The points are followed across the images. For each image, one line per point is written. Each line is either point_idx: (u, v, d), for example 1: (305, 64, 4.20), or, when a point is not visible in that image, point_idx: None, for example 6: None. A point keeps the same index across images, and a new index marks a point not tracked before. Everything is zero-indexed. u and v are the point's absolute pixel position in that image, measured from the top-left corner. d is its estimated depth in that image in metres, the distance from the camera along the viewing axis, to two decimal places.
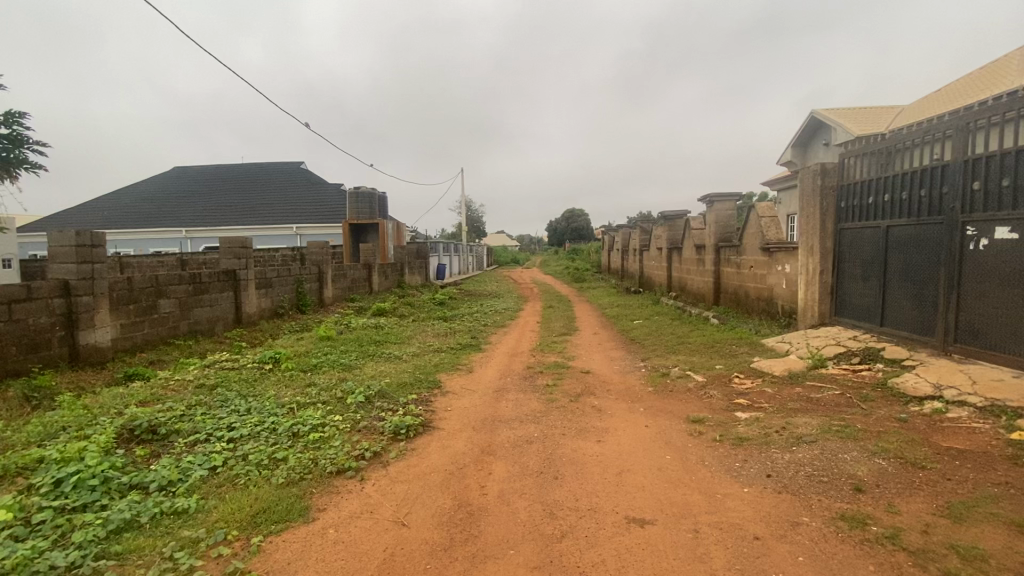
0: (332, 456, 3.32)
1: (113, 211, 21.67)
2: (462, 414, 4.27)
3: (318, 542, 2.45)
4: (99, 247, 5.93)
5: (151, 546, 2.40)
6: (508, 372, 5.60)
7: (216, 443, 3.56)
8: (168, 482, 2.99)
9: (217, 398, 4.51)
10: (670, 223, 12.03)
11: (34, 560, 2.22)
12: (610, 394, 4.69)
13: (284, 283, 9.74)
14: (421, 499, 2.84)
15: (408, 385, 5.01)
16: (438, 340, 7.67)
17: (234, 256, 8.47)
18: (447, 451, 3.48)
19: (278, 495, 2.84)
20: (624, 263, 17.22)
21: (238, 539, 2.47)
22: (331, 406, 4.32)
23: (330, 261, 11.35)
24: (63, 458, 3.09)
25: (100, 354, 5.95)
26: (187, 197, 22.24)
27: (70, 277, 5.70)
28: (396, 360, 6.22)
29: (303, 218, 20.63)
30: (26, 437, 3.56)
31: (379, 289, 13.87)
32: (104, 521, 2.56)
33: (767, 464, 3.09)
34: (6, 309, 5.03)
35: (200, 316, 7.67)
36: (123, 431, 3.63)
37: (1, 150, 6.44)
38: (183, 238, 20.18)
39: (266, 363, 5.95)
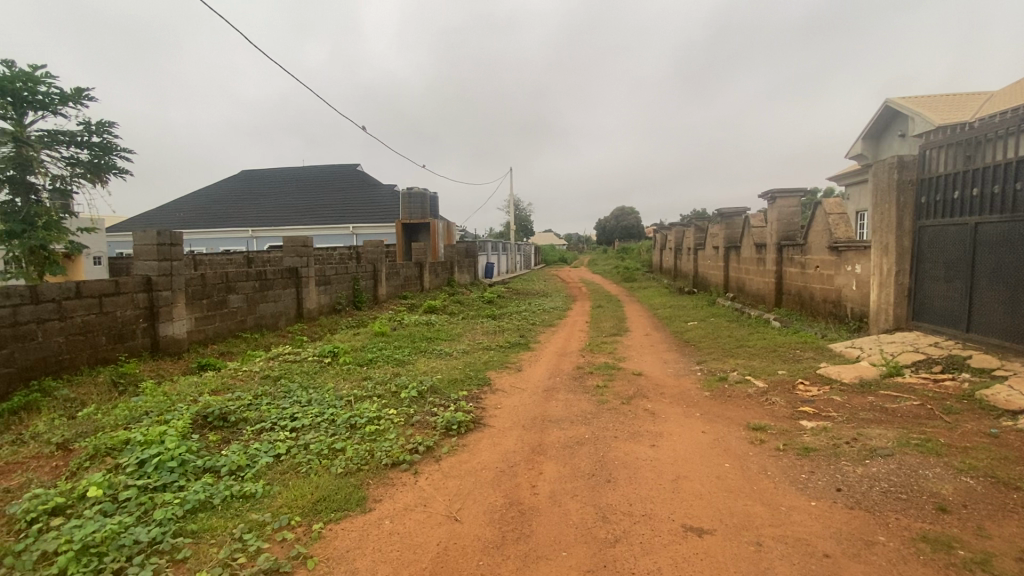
0: (387, 449, 3.41)
1: (189, 212, 23.30)
2: (512, 412, 4.28)
3: (374, 532, 2.51)
4: (177, 245, 6.39)
5: (222, 527, 2.54)
6: (557, 372, 5.58)
7: (280, 431, 3.75)
8: (237, 467, 3.17)
9: (280, 389, 4.75)
10: (728, 221, 11.58)
11: (120, 534, 2.43)
12: (663, 397, 4.55)
13: (342, 280, 10.14)
14: (473, 495, 2.87)
15: (458, 382, 5.07)
16: (487, 338, 7.73)
17: (297, 255, 8.89)
18: (498, 449, 3.49)
19: (337, 484, 2.95)
20: (677, 263, 16.73)
21: (300, 524, 2.58)
22: (385, 400, 4.44)
23: (384, 260, 11.69)
24: (146, 441, 3.35)
25: (177, 345, 6.42)
26: (254, 199, 23.58)
27: (152, 274, 6.16)
28: (447, 357, 6.35)
29: (359, 218, 21.37)
30: (115, 420, 3.89)
31: (430, 287, 14.16)
32: (181, 501, 2.74)
33: (836, 478, 2.89)
34: (98, 303, 5.51)
35: (265, 311, 8.11)
36: (198, 417, 3.89)
37: (92, 157, 7.06)
38: (249, 237, 21.45)
39: (325, 356, 6.21)
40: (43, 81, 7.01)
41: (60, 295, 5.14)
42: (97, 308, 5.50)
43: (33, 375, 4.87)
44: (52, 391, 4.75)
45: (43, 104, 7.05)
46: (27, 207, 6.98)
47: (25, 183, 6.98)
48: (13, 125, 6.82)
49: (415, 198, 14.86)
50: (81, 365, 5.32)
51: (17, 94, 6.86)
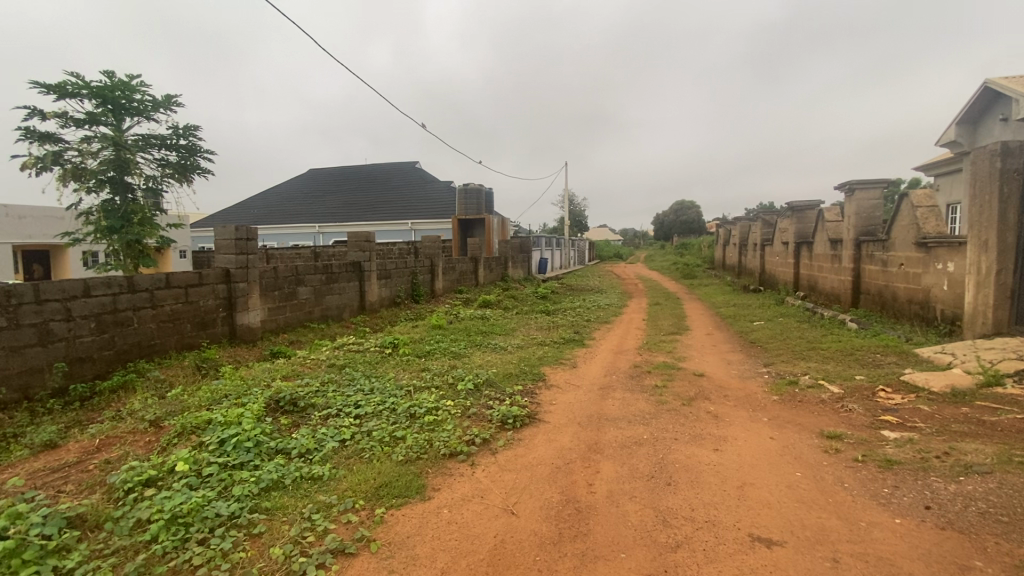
0: (445, 439, 3.48)
1: (262, 209, 24.83)
2: (568, 409, 4.24)
3: (433, 521, 2.57)
4: (253, 240, 6.82)
5: (294, 506, 2.69)
6: (614, 370, 5.47)
7: (345, 418, 3.92)
8: (306, 449, 3.34)
9: (345, 378, 4.97)
10: (799, 216, 10.90)
11: (204, 507, 2.63)
12: (727, 400, 4.35)
13: (401, 274, 10.46)
14: (529, 490, 2.87)
15: (513, 376, 5.09)
16: (542, 333, 7.71)
17: (360, 249, 9.25)
18: (554, 445, 3.47)
19: (398, 471, 3.04)
20: (742, 259, 15.96)
21: (364, 508, 2.68)
22: (443, 391, 4.54)
23: (441, 254, 11.92)
24: (226, 421, 3.61)
25: (252, 333, 6.87)
26: (320, 196, 24.79)
27: (231, 266, 6.62)
28: (502, 351, 6.39)
29: (417, 214, 21.95)
30: (198, 401, 4.21)
31: (485, 282, 14.33)
32: (256, 479, 2.93)
33: (925, 495, 2.65)
34: (184, 292, 5.98)
35: (331, 303, 8.50)
36: (271, 402, 4.14)
37: (180, 158, 7.66)
38: (316, 233, 22.58)
39: (386, 347, 6.43)
40: (138, 89, 7.67)
41: (152, 285, 5.62)
42: (183, 297, 5.97)
43: (130, 357, 5.37)
44: (144, 372, 5.22)
45: (138, 110, 7.71)
46: (125, 204, 7.67)
47: (123, 182, 7.67)
48: (113, 130, 7.51)
49: (471, 194, 15.10)
50: (169, 349, 5.80)
51: (116, 101, 7.54)
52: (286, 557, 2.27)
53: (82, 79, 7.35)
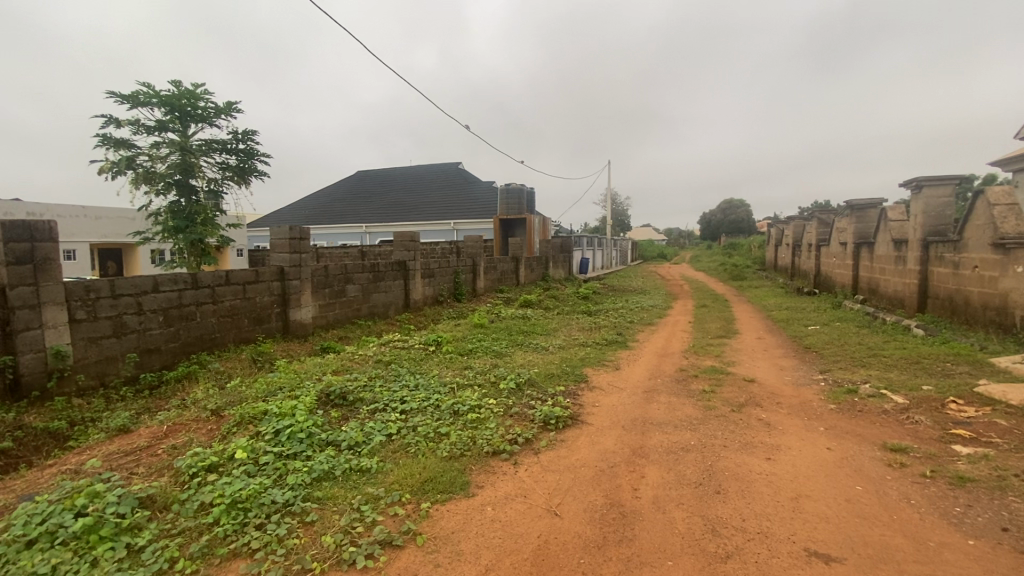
0: (488, 437, 3.51)
1: (313, 210, 25.83)
2: (611, 411, 4.18)
3: (477, 517, 2.60)
4: (305, 239, 7.10)
5: (344, 497, 2.78)
6: (659, 373, 5.35)
7: (391, 413, 4.02)
8: (355, 442, 3.45)
9: (391, 373, 5.10)
10: (859, 215, 10.31)
11: (261, 494, 2.77)
12: (780, 408, 4.17)
13: (444, 274, 10.62)
14: (573, 491, 2.86)
15: (555, 377, 5.08)
16: (584, 334, 7.65)
17: (405, 249, 9.46)
18: (597, 448, 3.44)
19: (443, 467, 3.09)
20: (795, 261, 15.25)
21: (410, 502, 2.74)
22: (485, 390, 4.58)
23: (483, 254, 12.02)
24: (281, 413, 3.79)
25: (303, 328, 7.16)
26: (367, 197, 25.53)
27: (285, 265, 6.92)
28: (543, 351, 6.39)
29: (460, 214, 22.23)
30: (254, 393, 4.42)
31: (525, 281, 14.36)
32: (309, 469, 3.05)
33: (1002, 515, 2.45)
34: (243, 289, 6.30)
35: (378, 300, 8.74)
36: (322, 395, 4.31)
37: (239, 161, 8.07)
38: (362, 233, 23.26)
39: (430, 345, 6.55)
40: (202, 97, 8.13)
41: (214, 282, 5.95)
42: (242, 293, 6.30)
43: (193, 349, 5.71)
44: (206, 363, 5.55)
45: (201, 117, 8.18)
46: (189, 205, 8.16)
47: (188, 185, 8.16)
48: (180, 136, 8.00)
49: (512, 194, 15.16)
50: (228, 343, 6.13)
51: (183, 109, 8.02)
52: (336, 545, 2.35)
53: (153, 89, 7.87)
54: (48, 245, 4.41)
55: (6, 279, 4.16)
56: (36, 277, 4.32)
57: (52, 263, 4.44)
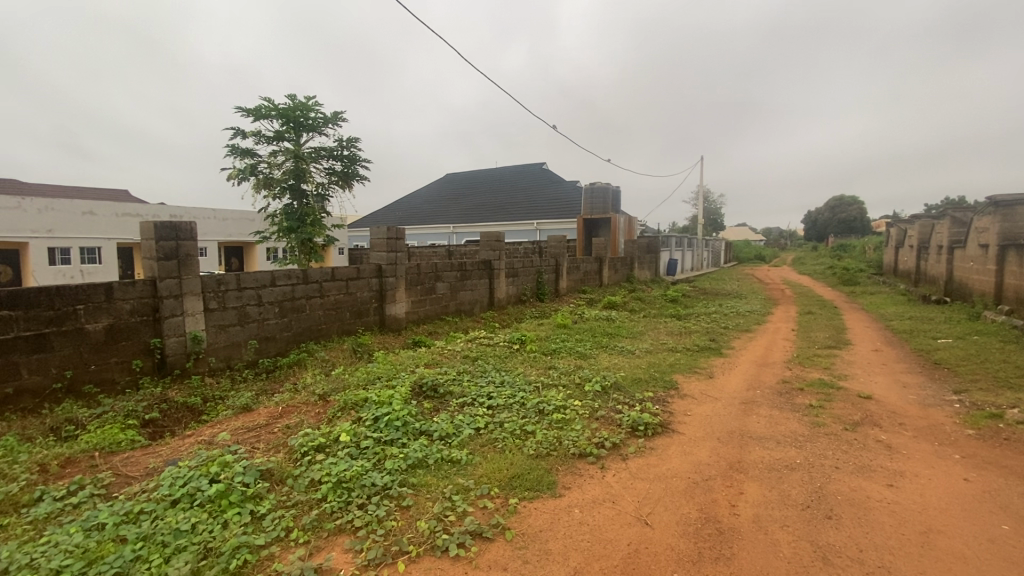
0: (574, 438, 3.49)
1: (406, 211, 27.27)
2: (704, 421, 3.99)
3: (565, 518, 2.59)
4: (401, 239, 7.50)
5: (436, 485, 2.91)
6: (757, 384, 5.00)
7: (479, 407, 4.14)
8: (445, 433, 3.59)
9: (478, 369, 5.26)
10: (1006, 212, 8.89)
11: (362, 475, 2.98)
12: (904, 430, 3.72)
13: (528, 273, 10.71)
14: (663, 501, 2.76)
15: (643, 382, 4.92)
16: (673, 338, 7.34)
17: (491, 248, 9.66)
18: (690, 458, 3.29)
19: (530, 465, 3.12)
20: (922, 264, 13.50)
21: (498, 496, 2.80)
22: (570, 391, 4.56)
23: (566, 254, 11.95)
24: (379, 401, 4.05)
25: (398, 323, 7.59)
26: (455, 199, 26.45)
27: (382, 263, 7.37)
28: (630, 354, 6.23)
29: (544, 214, 22.31)
30: (356, 381, 4.76)
31: (609, 282, 14.10)
32: (405, 456, 3.23)
33: None
34: (346, 284, 6.81)
35: (464, 298, 9.02)
36: (416, 386, 4.54)
37: (343, 167, 8.73)
38: (450, 233, 24.15)
39: (514, 343, 6.64)
40: (313, 108, 8.89)
41: (321, 278, 6.49)
42: (345, 289, 6.81)
43: (303, 339, 6.28)
44: (314, 352, 6.08)
45: (312, 127, 8.95)
46: (301, 208, 8.97)
47: (300, 189, 8.96)
48: (293, 145, 8.80)
49: (597, 193, 14.97)
50: (333, 333, 6.67)
51: (297, 120, 8.81)
52: (431, 531, 2.46)
53: (272, 103, 8.73)
54: (189, 243, 5.05)
55: (157, 272, 4.83)
56: (179, 271, 4.97)
57: (192, 259, 5.08)
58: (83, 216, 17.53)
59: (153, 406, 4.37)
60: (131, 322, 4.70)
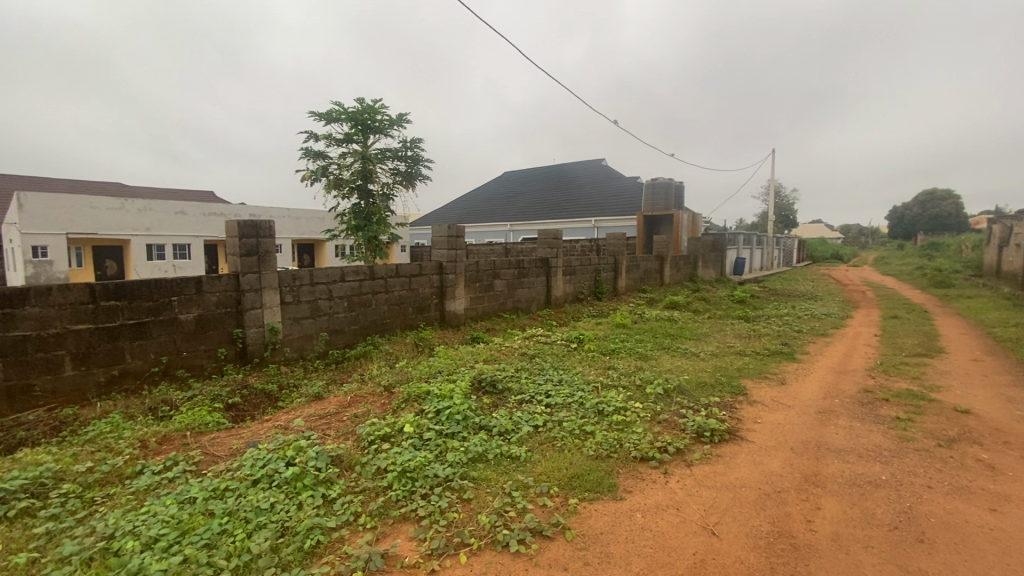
0: (635, 441, 3.42)
1: (465, 209, 27.76)
2: (775, 429, 3.78)
3: (626, 522, 2.54)
4: (461, 237, 7.65)
5: (496, 480, 2.94)
6: (835, 393, 4.67)
7: (537, 405, 4.14)
8: (505, 429, 3.62)
9: (536, 366, 5.27)
10: None
11: (425, 466, 3.07)
12: (1010, 449, 3.35)
13: (586, 271, 10.59)
14: (731, 511, 2.65)
15: (708, 386, 4.73)
16: (740, 341, 7.01)
17: (549, 246, 9.64)
18: (760, 468, 3.13)
19: (590, 466, 3.09)
20: None
21: (558, 495, 2.79)
22: (631, 392, 4.46)
23: (626, 252, 11.70)
24: (441, 395, 4.16)
25: (457, 318, 7.74)
26: (514, 196, 26.58)
27: (443, 260, 7.54)
28: (693, 357, 6.01)
29: (603, 211, 21.96)
30: (418, 374, 4.91)
31: (671, 281, 13.66)
32: (465, 450, 3.29)
33: None
34: (409, 281, 7.04)
35: (522, 295, 9.06)
36: (476, 381, 4.62)
37: (407, 167, 9.01)
38: (508, 231, 24.33)
39: (573, 341, 6.60)
40: (380, 111, 9.25)
41: (387, 274, 6.74)
42: (408, 285, 7.03)
43: (369, 332, 6.56)
44: (379, 345, 6.34)
45: (379, 129, 9.31)
46: (367, 207, 9.34)
47: (367, 189, 9.33)
48: (361, 146, 9.19)
49: (659, 188, 14.60)
50: (396, 328, 6.92)
51: (365, 122, 9.19)
52: (491, 526, 2.50)
53: (343, 107, 9.16)
54: (268, 240, 5.41)
55: (240, 267, 5.20)
56: (259, 266, 5.33)
57: (271, 255, 5.44)
58: (176, 215, 19.18)
59: (236, 391, 4.72)
60: (217, 313, 5.09)
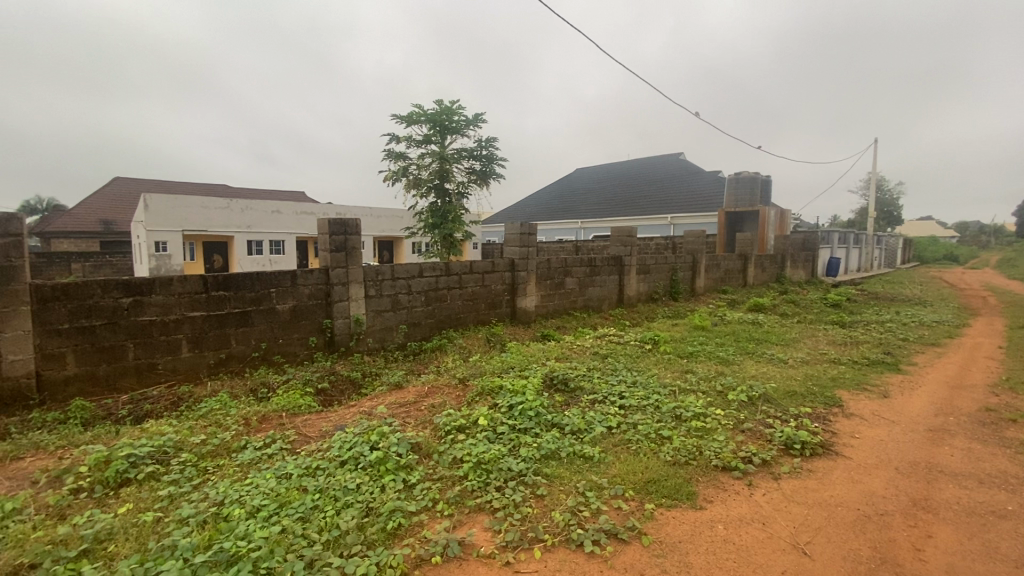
0: (715, 449, 3.27)
1: (537, 207, 27.86)
2: (875, 445, 3.46)
3: (707, 533, 2.44)
4: (533, 234, 7.70)
5: (569, 479, 2.94)
6: (949, 410, 4.19)
7: (611, 406, 4.08)
8: (578, 429, 3.61)
9: (608, 366, 5.20)
10: None
11: (499, 460, 3.13)
12: None
13: (661, 270, 10.26)
14: (825, 531, 2.46)
15: (797, 395, 4.42)
16: (834, 348, 6.47)
17: (622, 244, 9.45)
18: (859, 487, 2.88)
19: (668, 471, 2.99)
20: None
21: (633, 499, 2.74)
22: (711, 398, 4.26)
23: (705, 251, 11.17)
24: (514, 390, 4.22)
25: (528, 315, 7.80)
26: (586, 194, 26.25)
27: (515, 257, 7.62)
28: (780, 363, 5.64)
29: (679, 207, 21.12)
30: (492, 368, 5.02)
31: (754, 282, 12.87)
32: (538, 446, 3.32)
33: None
34: (482, 277, 7.19)
35: (593, 294, 8.95)
36: (548, 379, 4.63)
37: (482, 166, 9.19)
38: (579, 228, 24.11)
39: (647, 342, 6.43)
40: (457, 112, 9.51)
41: (461, 271, 6.93)
42: (481, 281, 7.19)
43: (443, 326, 6.78)
44: (453, 339, 6.53)
45: (456, 129, 9.58)
46: (443, 205, 9.64)
47: (443, 189, 9.63)
48: (439, 147, 9.48)
49: (743, 183, 13.81)
50: (469, 323, 7.09)
51: (443, 123, 9.48)
52: (566, 524, 2.50)
53: (422, 109, 9.51)
54: (355, 237, 5.74)
55: (329, 262, 5.57)
56: (347, 261, 5.68)
57: (357, 251, 5.77)
58: (272, 214, 20.86)
59: (324, 378, 5.06)
60: (309, 304, 5.49)
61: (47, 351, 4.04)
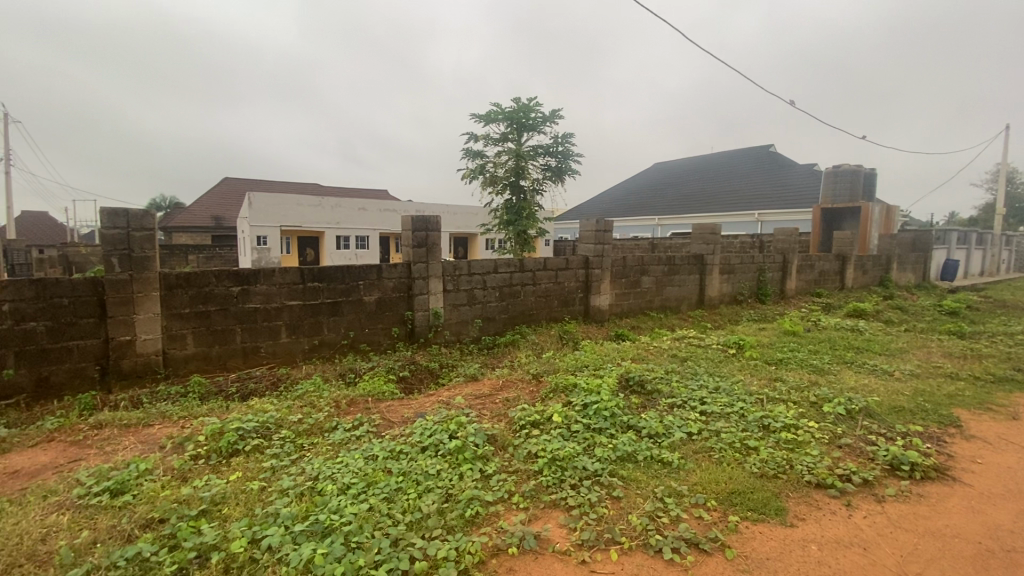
0: (809, 464, 3.05)
1: (612, 203, 27.34)
2: (1002, 473, 3.06)
3: (798, 552, 2.30)
4: (609, 231, 7.57)
5: (646, 482, 2.88)
6: None
7: (691, 411, 3.93)
8: (655, 432, 3.52)
9: (688, 370, 5.01)
10: None
11: (574, 458, 3.13)
12: None
13: (745, 270, 9.70)
14: (939, 564, 2.23)
15: (904, 411, 4.01)
16: (951, 361, 5.79)
17: (704, 242, 9.04)
18: (980, 519, 2.57)
19: (754, 484, 2.84)
20: None
21: (716, 509, 2.63)
22: (802, 409, 3.97)
23: (797, 250, 10.40)
24: (589, 389, 4.19)
25: (601, 314, 7.70)
26: (665, 189, 25.33)
27: (590, 254, 7.55)
28: (884, 375, 5.15)
29: (768, 203, 19.79)
30: (566, 366, 5.02)
31: (853, 286, 11.79)
32: (614, 447, 3.28)
33: None
34: (556, 274, 7.20)
35: (671, 294, 8.65)
36: (624, 380, 4.55)
37: (558, 163, 9.17)
38: (657, 225, 23.35)
39: (731, 346, 6.11)
40: (534, 109, 9.54)
41: (535, 268, 6.98)
42: (555, 278, 7.20)
43: (517, 322, 6.87)
44: (526, 335, 6.60)
45: (533, 126, 9.62)
46: (520, 203, 9.73)
47: (519, 186, 9.72)
48: (517, 145, 9.57)
49: (842, 177, 12.65)
50: (542, 319, 7.13)
51: (520, 120, 9.55)
52: (643, 528, 2.45)
53: (501, 107, 9.63)
54: (435, 233, 5.96)
55: (411, 257, 5.83)
56: (427, 256, 5.91)
57: (437, 247, 5.99)
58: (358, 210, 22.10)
59: (405, 367, 5.32)
60: (392, 297, 5.78)
61: (173, 332, 4.58)
